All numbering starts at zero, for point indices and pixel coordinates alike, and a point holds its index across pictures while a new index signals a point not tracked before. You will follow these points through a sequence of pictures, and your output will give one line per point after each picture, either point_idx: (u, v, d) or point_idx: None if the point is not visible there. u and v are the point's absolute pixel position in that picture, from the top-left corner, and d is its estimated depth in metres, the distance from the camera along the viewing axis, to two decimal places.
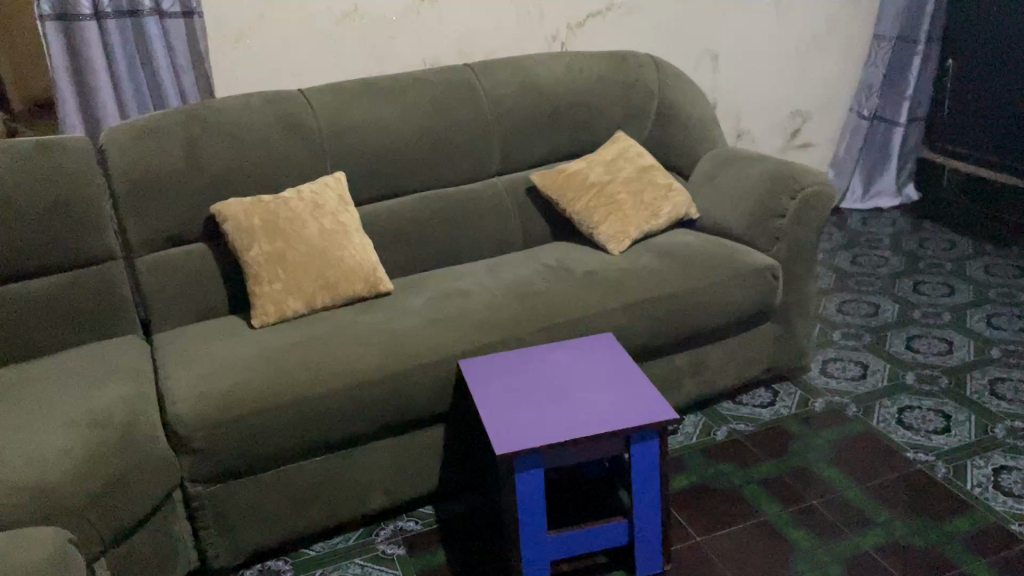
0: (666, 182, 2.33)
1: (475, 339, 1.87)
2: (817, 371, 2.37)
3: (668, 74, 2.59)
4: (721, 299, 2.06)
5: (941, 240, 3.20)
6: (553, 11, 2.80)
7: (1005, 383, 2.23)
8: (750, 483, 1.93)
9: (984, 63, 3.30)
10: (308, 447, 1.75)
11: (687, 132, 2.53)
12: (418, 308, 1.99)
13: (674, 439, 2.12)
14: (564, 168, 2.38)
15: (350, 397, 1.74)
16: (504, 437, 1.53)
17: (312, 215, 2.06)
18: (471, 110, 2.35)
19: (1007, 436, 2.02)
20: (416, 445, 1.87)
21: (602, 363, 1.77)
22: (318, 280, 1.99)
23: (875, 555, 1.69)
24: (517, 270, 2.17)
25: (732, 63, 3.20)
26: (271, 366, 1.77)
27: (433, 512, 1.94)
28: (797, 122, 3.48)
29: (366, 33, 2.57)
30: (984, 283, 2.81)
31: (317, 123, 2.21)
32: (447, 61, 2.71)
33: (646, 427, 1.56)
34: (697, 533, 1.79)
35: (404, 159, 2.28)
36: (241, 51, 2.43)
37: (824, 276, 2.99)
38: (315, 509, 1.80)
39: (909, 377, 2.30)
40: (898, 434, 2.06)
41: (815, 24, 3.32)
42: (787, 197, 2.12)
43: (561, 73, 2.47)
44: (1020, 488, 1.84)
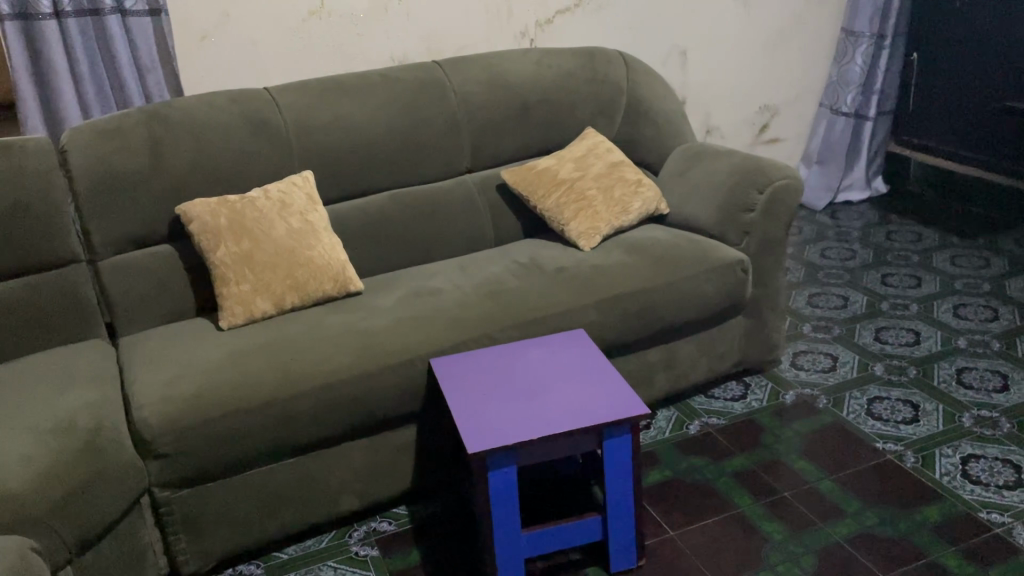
0: (636, 178, 2.33)
1: (446, 337, 1.86)
2: (787, 364, 2.39)
3: (637, 70, 2.60)
4: (692, 294, 2.07)
5: (908, 232, 3.24)
6: (522, 7, 2.79)
7: (972, 372, 2.27)
8: (723, 477, 1.94)
9: (950, 57, 3.35)
10: (278, 449, 1.73)
11: (656, 127, 2.54)
12: (389, 307, 1.97)
13: (647, 435, 2.12)
14: (535, 165, 2.38)
15: (320, 398, 1.72)
16: (476, 435, 1.53)
17: (280, 214, 2.04)
18: (440, 108, 2.34)
19: (974, 425, 2.05)
20: (388, 445, 1.86)
21: (574, 360, 1.77)
22: (287, 280, 1.97)
23: (847, 545, 1.70)
24: (488, 268, 2.16)
25: (701, 59, 3.21)
26: (239, 368, 1.74)
27: (407, 512, 1.93)
28: (765, 117, 3.50)
29: (333, 31, 2.55)
30: (950, 274, 2.85)
31: (284, 122, 2.19)
32: (417, 59, 2.70)
33: (618, 423, 1.56)
34: (670, 528, 1.79)
35: (373, 158, 2.26)
36: (207, 50, 2.40)
37: (793, 269, 3.01)
38: (287, 512, 1.79)
39: (877, 368, 2.33)
40: (868, 425, 2.08)
41: (782, 19, 3.35)
42: (756, 192, 2.13)
43: (530, 70, 2.46)
44: (988, 475, 1.87)
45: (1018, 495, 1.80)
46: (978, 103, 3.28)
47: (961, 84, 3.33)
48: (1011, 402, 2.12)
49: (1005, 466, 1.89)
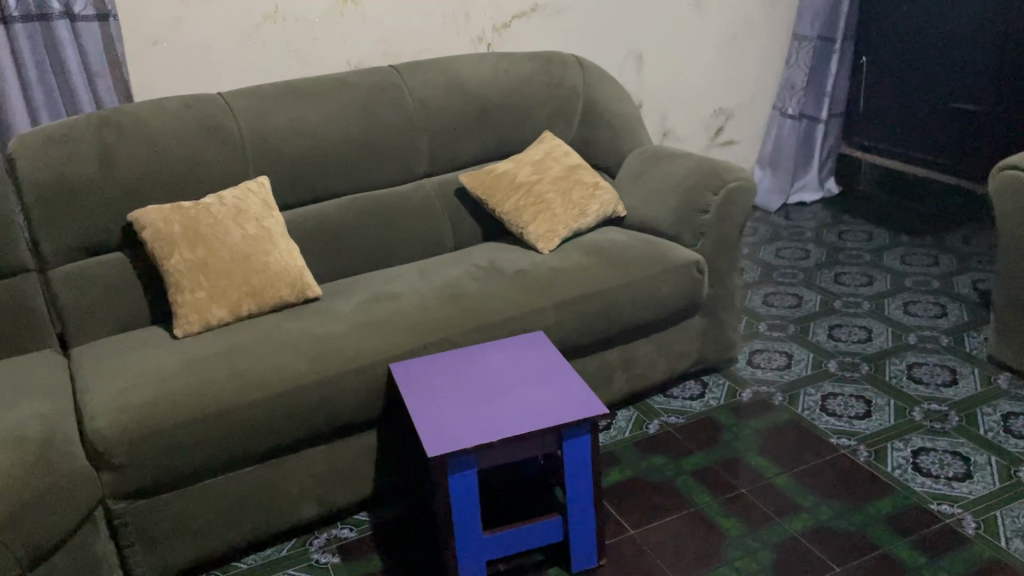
0: (594, 180, 2.35)
1: (405, 341, 1.86)
2: (743, 362, 2.43)
3: (592, 73, 2.62)
4: (650, 295, 2.09)
5: (859, 232, 3.31)
6: (478, 12, 2.80)
7: (922, 367, 2.32)
8: (682, 475, 1.96)
9: (898, 60, 3.43)
10: (236, 458, 1.71)
11: (612, 131, 2.56)
12: (347, 312, 1.97)
13: (608, 435, 2.14)
14: (493, 169, 2.39)
15: (278, 405, 1.71)
16: (436, 438, 1.53)
17: (235, 221, 2.02)
18: (397, 112, 2.34)
19: (924, 419, 2.10)
20: (348, 451, 1.85)
21: (533, 362, 1.78)
22: (243, 287, 1.95)
23: (803, 539, 1.73)
24: (447, 272, 2.16)
25: (656, 63, 3.25)
26: (194, 376, 1.72)
27: (368, 518, 1.92)
28: (720, 120, 3.55)
29: (288, 36, 2.53)
30: (901, 272, 2.91)
31: (238, 127, 2.17)
32: (373, 63, 2.69)
33: (577, 423, 1.57)
34: (631, 527, 1.81)
35: (330, 162, 2.25)
36: (159, 54, 2.37)
37: (749, 269, 3.05)
38: (245, 521, 1.77)
39: (831, 365, 2.37)
40: (822, 420, 2.12)
41: (735, 23, 3.39)
42: (711, 193, 2.16)
43: (487, 75, 2.47)
44: (937, 468, 1.92)
45: (967, 486, 1.85)
46: (927, 104, 3.36)
47: (910, 87, 3.41)
48: (959, 396, 2.18)
49: (954, 458, 1.94)
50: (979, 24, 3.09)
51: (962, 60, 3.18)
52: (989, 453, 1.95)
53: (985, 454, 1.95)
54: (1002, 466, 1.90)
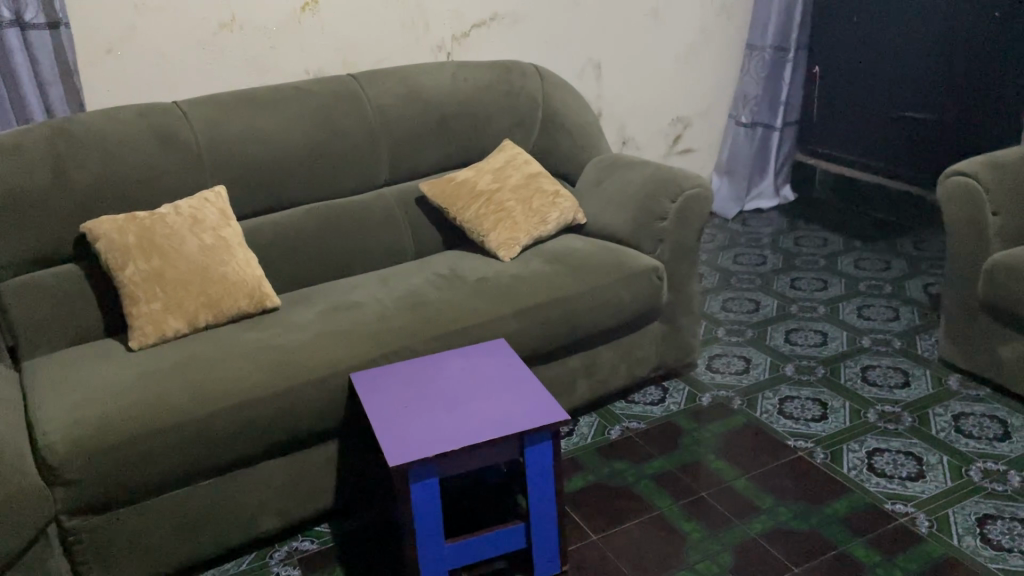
0: (554, 189, 2.37)
1: (366, 351, 1.85)
2: (703, 367, 2.46)
3: (551, 82, 2.64)
4: (610, 302, 2.11)
5: (814, 238, 3.37)
6: (438, 21, 2.80)
7: (876, 369, 2.37)
8: (643, 479, 1.98)
9: (850, 69, 3.51)
10: (193, 471, 1.68)
11: (571, 139, 2.58)
12: (307, 322, 1.95)
13: (570, 441, 2.15)
14: (453, 177, 2.39)
15: (237, 416, 1.69)
16: (397, 448, 1.52)
17: (192, 231, 1.99)
18: (356, 121, 2.33)
19: (879, 420, 2.14)
20: (308, 462, 1.83)
21: (495, 369, 1.79)
22: (201, 298, 1.93)
23: (762, 541, 1.76)
24: (408, 280, 2.16)
25: (614, 72, 3.28)
26: (150, 389, 1.70)
27: (330, 530, 1.90)
28: (678, 128, 3.60)
29: (245, 44, 2.51)
30: (855, 277, 2.97)
31: (195, 136, 2.15)
32: (332, 71, 2.68)
33: (538, 430, 1.57)
34: (593, 532, 1.82)
35: (289, 171, 2.24)
36: (112, 63, 2.34)
37: (708, 275, 3.09)
38: (204, 535, 1.74)
39: (788, 368, 2.41)
40: (780, 423, 2.16)
41: (692, 32, 3.44)
42: (668, 200, 2.19)
43: (446, 84, 2.48)
44: (891, 468, 1.96)
45: (920, 485, 1.89)
46: (878, 112, 3.44)
47: (862, 96, 3.49)
48: (911, 397, 2.23)
49: (907, 459, 1.99)
50: (926, 34, 3.17)
51: (910, 69, 3.26)
52: (941, 453, 2.00)
53: (937, 454, 1.99)
54: (953, 465, 1.95)
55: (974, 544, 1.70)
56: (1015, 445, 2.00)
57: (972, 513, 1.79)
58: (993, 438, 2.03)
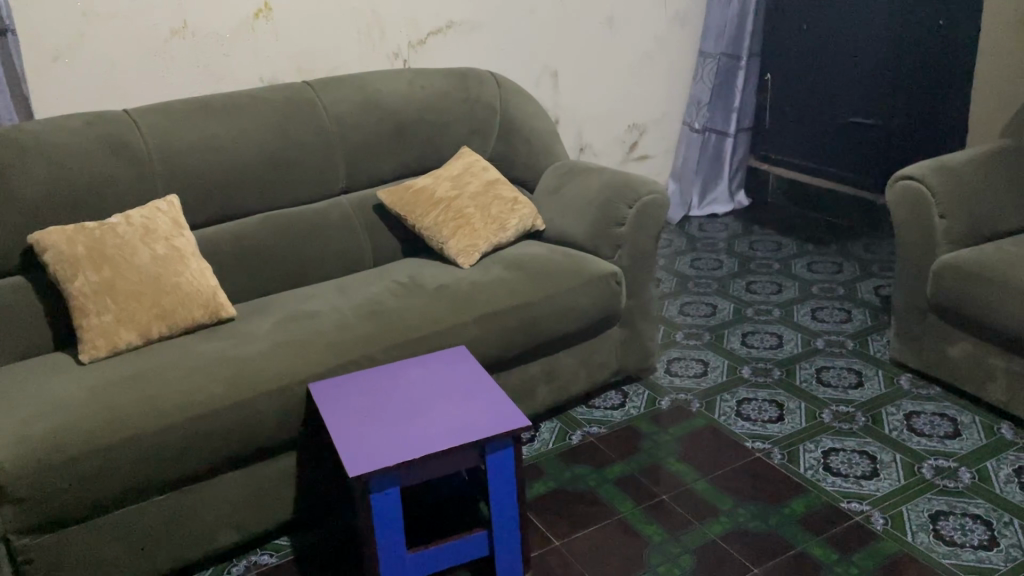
0: (512, 196, 2.37)
1: (324, 361, 1.83)
2: (662, 371, 2.48)
3: (508, 89, 2.64)
4: (569, 308, 2.12)
5: (769, 242, 3.43)
6: (393, 28, 2.79)
7: (830, 370, 2.42)
8: (604, 484, 1.98)
9: (801, 76, 3.59)
10: (149, 486, 1.65)
11: (529, 146, 2.59)
12: (264, 332, 1.92)
13: (532, 447, 2.15)
14: (412, 184, 2.38)
15: (192, 430, 1.66)
16: (356, 457, 1.51)
17: (144, 241, 1.96)
18: (312, 129, 2.31)
19: (833, 420, 2.18)
20: (267, 475, 1.81)
21: (455, 377, 1.78)
22: (153, 309, 1.89)
23: (722, 542, 1.78)
24: (367, 288, 2.14)
25: (571, 79, 3.30)
26: (102, 403, 1.66)
27: (289, 543, 1.87)
28: (634, 135, 3.63)
29: (197, 52, 2.48)
30: (808, 280, 3.03)
31: (146, 144, 2.11)
32: (286, 79, 2.65)
33: (500, 437, 1.57)
34: (556, 538, 1.82)
35: (243, 179, 2.21)
36: (60, 71, 2.28)
37: (665, 280, 3.13)
38: (159, 551, 1.71)
39: (745, 371, 2.45)
40: (738, 425, 2.19)
41: (646, 40, 3.48)
42: (625, 206, 2.21)
43: (402, 91, 2.46)
44: (846, 467, 1.99)
45: (874, 484, 1.93)
46: (829, 119, 3.52)
47: (814, 102, 3.57)
48: (865, 397, 2.28)
49: (861, 458, 2.02)
50: (873, 42, 3.25)
51: (859, 77, 3.34)
52: (894, 451, 2.04)
53: (890, 452, 2.03)
54: (906, 463, 1.99)
55: (927, 541, 1.74)
56: (965, 443, 2.05)
57: (925, 510, 1.83)
58: (944, 436, 2.08)
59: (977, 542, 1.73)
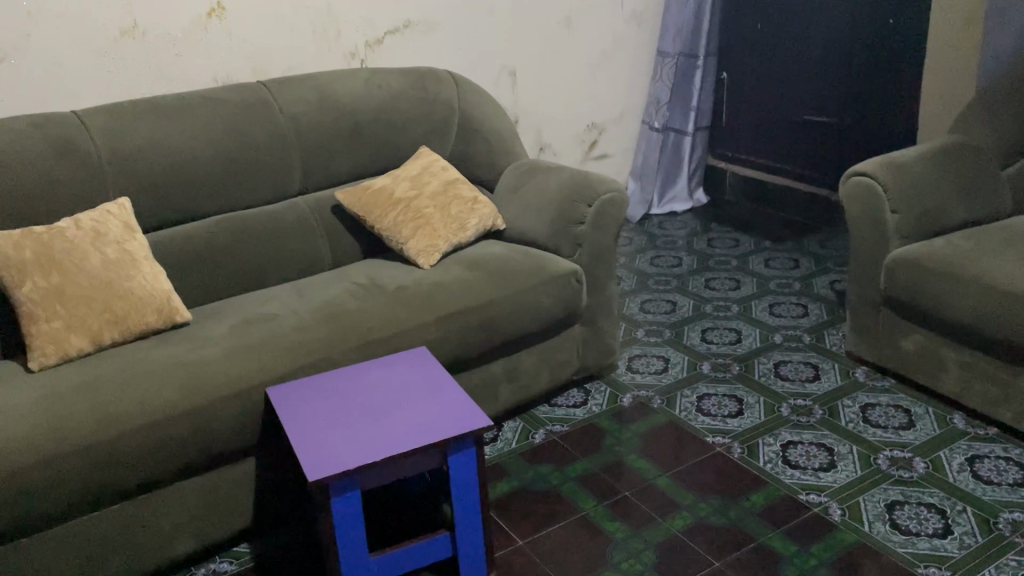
0: (472, 195, 2.35)
1: (282, 364, 1.81)
2: (623, 368, 2.50)
3: (466, 88, 2.63)
4: (530, 307, 2.11)
5: (727, 239, 3.46)
6: (349, 28, 2.77)
7: (788, 364, 2.45)
8: (567, 482, 1.99)
9: (756, 75, 3.65)
10: (103, 495, 1.61)
11: (488, 144, 2.58)
12: (220, 337, 1.89)
13: (494, 447, 2.15)
14: (370, 185, 2.36)
15: (148, 437, 1.63)
16: (316, 460, 1.49)
17: (94, 245, 1.91)
18: (267, 129, 2.28)
19: (791, 414, 2.21)
20: (225, 481, 1.78)
21: (417, 378, 1.77)
22: (105, 315, 1.85)
23: (684, 537, 1.79)
24: (326, 290, 2.12)
25: (529, 79, 3.31)
26: (52, 412, 1.62)
27: (249, 550, 1.84)
28: (593, 134, 3.64)
29: (147, 52, 2.43)
30: (766, 276, 3.07)
31: (95, 146, 2.06)
32: (241, 79, 2.62)
33: (461, 437, 1.56)
34: (519, 537, 1.82)
35: (197, 181, 2.17)
36: (6, 72, 2.23)
37: (626, 278, 3.14)
38: (114, 561, 1.67)
39: (705, 366, 2.47)
40: (698, 420, 2.21)
41: (604, 40, 3.50)
42: (585, 205, 2.21)
43: (359, 91, 2.44)
44: (804, 459, 2.02)
45: (831, 475, 1.96)
46: (784, 117, 3.57)
47: (769, 101, 3.62)
48: (822, 390, 2.31)
49: (819, 450, 2.05)
50: (825, 41, 3.31)
51: (813, 75, 3.40)
52: (851, 443, 2.07)
53: (847, 444, 2.07)
54: (862, 454, 2.03)
55: (883, 530, 1.77)
56: (919, 433, 2.09)
57: (881, 500, 1.86)
58: (898, 427, 2.12)
59: (931, 531, 1.76)
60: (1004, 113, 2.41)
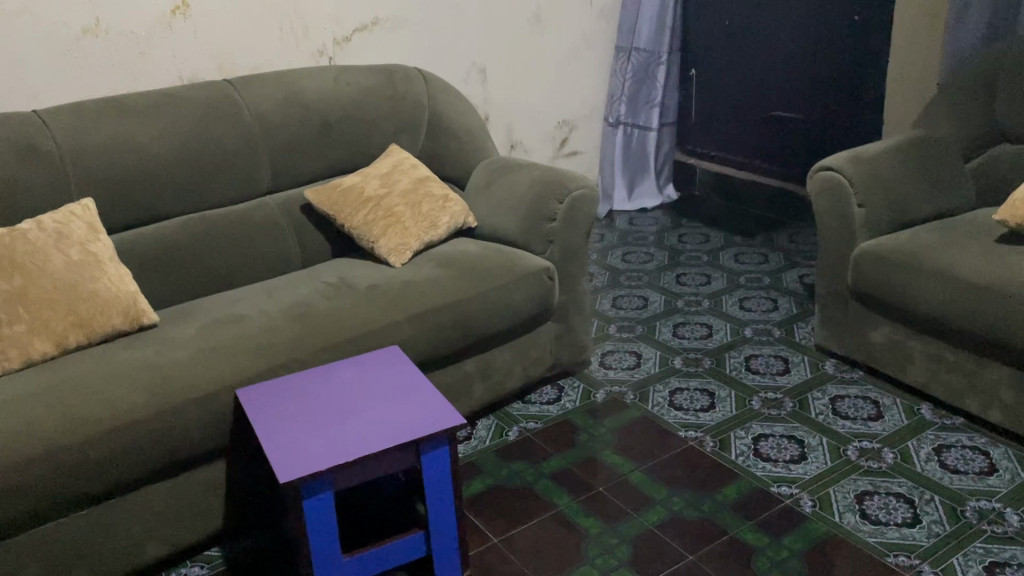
0: (443, 193, 2.34)
1: (252, 365, 1.79)
2: (596, 364, 2.50)
3: (435, 85, 2.62)
4: (503, 304, 2.11)
5: (697, 234, 3.49)
6: (317, 25, 2.75)
7: (758, 358, 2.47)
8: (541, 479, 1.99)
9: (723, 71, 3.67)
10: (69, 501, 1.58)
11: (459, 141, 2.57)
12: (188, 339, 1.87)
13: (468, 445, 2.14)
14: (340, 183, 2.35)
15: (114, 441, 1.60)
16: (287, 462, 1.48)
17: (57, 247, 1.88)
18: (233, 128, 2.25)
19: (762, 407, 2.23)
20: (195, 485, 1.75)
21: (389, 377, 1.76)
22: (69, 317, 1.82)
23: (658, 531, 1.80)
24: (296, 290, 2.10)
25: (499, 77, 3.30)
26: (16, 417, 1.59)
27: (221, 553, 1.82)
28: (564, 131, 3.65)
29: (111, 50, 2.39)
30: (736, 271, 3.09)
31: (56, 145, 2.02)
32: (207, 77, 2.58)
33: (434, 436, 1.56)
34: (494, 535, 1.82)
35: (163, 182, 2.14)
36: None
37: (598, 275, 3.15)
38: (81, 568, 1.64)
39: (677, 361, 2.48)
40: (670, 415, 2.22)
41: (573, 36, 3.50)
42: (556, 202, 2.22)
43: (327, 88, 2.42)
44: (775, 451, 2.04)
45: (802, 467, 1.98)
46: (753, 112, 3.61)
47: (738, 97, 3.65)
48: (792, 383, 2.33)
49: (790, 442, 2.07)
50: (792, 37, 3.34)
51: (780, 72, 3.43)
52: (821, 435, 2.09)
53: (817, 436, 2.09)
54: (832, 446, 2.05)
55: (854, 520, 1.79)
56: (887, 424, 2.12)
57: (851, 491, 1.88)
58: (867, 419, 2.15)
59: (901, 520, 1.78)
60: (966, 107, 2.45)
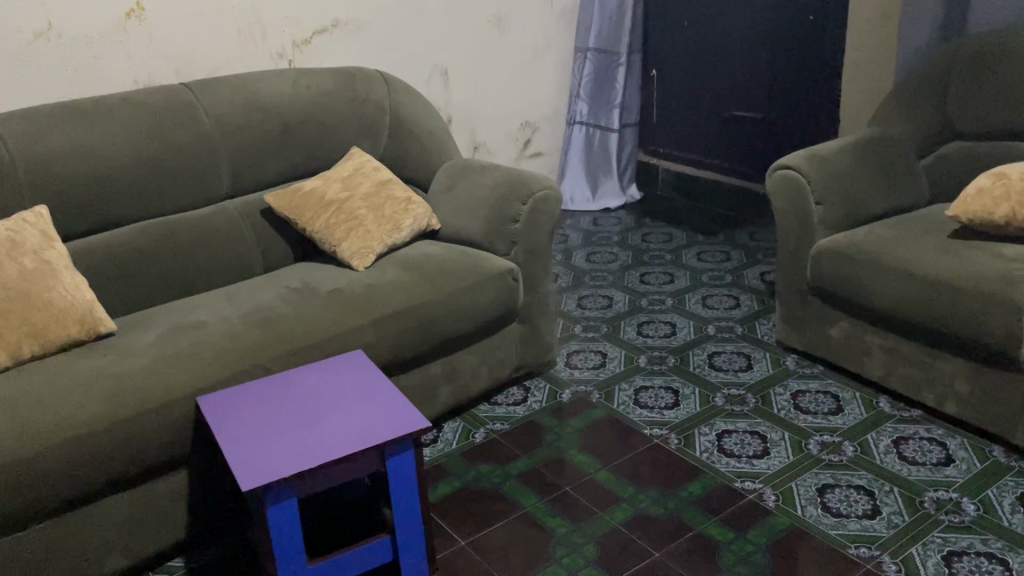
0: (405, 195, 2.33)
1: (213, 372, 1.77)
2: (562, 364, 2.51)
3: (396, 88, 2.61)
4: (467, 306, 2.11)
5: (661, 233, 3.52)
6: (276, 28, 2.72)
7: (721, 355, 2.50)
8: (508, 479, 1.99)
9: (684, 71, 3.72)
10: (26, 514, 1.55)
11: (421, 144, 2.56)
12: (147, 346, 1.84)
13: (434, 448, 2.14)
14: (302, 187, 2.33)
15: (72, 453, 1.57)
16: (250, 469, 1.46)
17: (10, 255, 1.84)
18: (191, 132, 2.22)
19: (725, 403, 2.26)
20: (157, 494, 1.73)
21: (353, 381, 1.75)
22: (24, 327, 1.78)
23: (624, 529, 1.81)
24: (258, 295, 2.08)
25: (461, 79, 3.30)
26: None
27: (185, 563, 1.80)
28: (527, 132, 3.66)
29: (64, 53, 2.34)
30: (699, 269, 3.12)
31: (8, 151, 1.98)
32: (164, 81, 2.55)
33: (399, 440, 1.55)
34: (462, 537, 1.82)
35: (120, 187, 2.11)
36: None
37: (563, 275, 3.16)
38: None
39: (641, 360, 2.50)
40: (635, 413, 2.23)
41: (533, 38, 3.52)
42: (519, 203, 2.22)
43: (287, 91, 2.40)
44: (738, 447, 2.07)
45: (765, 462, 2.00)
46: (714, 112, 3.65)
47: (700, 97, 3.70)
48: (754, 379, 2.36)
49: (752, 438, 2.10)
50: (750, 38, 3.39)
51: (739, 72, 3.48)
52: (783, 430, 2.12)
53: (779, 431, 2.12)
54: (794, 440, 2.08)
55: (816, 513, 1.82)
56: (847, 418, 2.15)
57: (813, 484, 1.91)
58: (828, 413, 2.18)
59: (861, 512, 1.82)
60: (918, 106, 2.50)
